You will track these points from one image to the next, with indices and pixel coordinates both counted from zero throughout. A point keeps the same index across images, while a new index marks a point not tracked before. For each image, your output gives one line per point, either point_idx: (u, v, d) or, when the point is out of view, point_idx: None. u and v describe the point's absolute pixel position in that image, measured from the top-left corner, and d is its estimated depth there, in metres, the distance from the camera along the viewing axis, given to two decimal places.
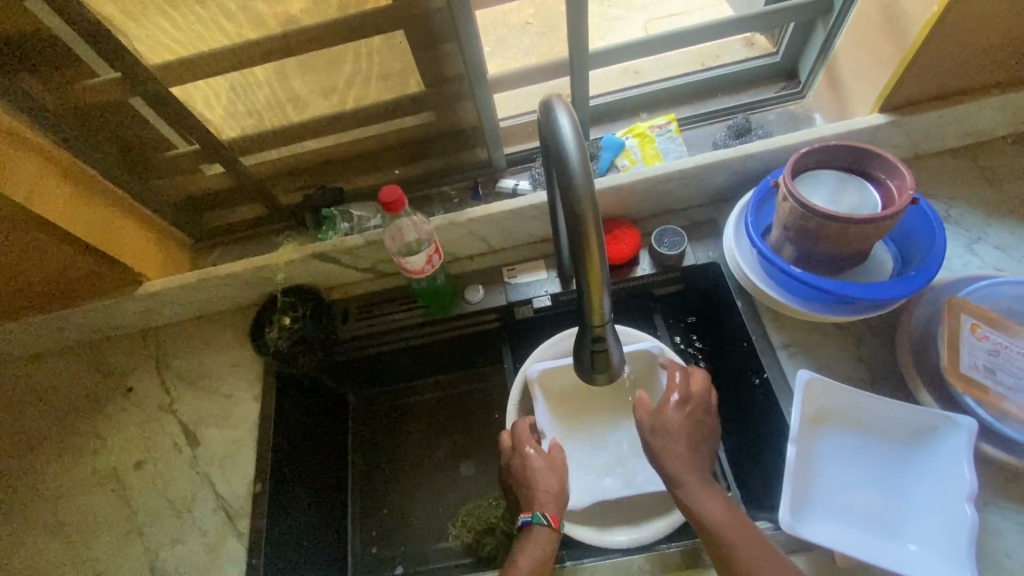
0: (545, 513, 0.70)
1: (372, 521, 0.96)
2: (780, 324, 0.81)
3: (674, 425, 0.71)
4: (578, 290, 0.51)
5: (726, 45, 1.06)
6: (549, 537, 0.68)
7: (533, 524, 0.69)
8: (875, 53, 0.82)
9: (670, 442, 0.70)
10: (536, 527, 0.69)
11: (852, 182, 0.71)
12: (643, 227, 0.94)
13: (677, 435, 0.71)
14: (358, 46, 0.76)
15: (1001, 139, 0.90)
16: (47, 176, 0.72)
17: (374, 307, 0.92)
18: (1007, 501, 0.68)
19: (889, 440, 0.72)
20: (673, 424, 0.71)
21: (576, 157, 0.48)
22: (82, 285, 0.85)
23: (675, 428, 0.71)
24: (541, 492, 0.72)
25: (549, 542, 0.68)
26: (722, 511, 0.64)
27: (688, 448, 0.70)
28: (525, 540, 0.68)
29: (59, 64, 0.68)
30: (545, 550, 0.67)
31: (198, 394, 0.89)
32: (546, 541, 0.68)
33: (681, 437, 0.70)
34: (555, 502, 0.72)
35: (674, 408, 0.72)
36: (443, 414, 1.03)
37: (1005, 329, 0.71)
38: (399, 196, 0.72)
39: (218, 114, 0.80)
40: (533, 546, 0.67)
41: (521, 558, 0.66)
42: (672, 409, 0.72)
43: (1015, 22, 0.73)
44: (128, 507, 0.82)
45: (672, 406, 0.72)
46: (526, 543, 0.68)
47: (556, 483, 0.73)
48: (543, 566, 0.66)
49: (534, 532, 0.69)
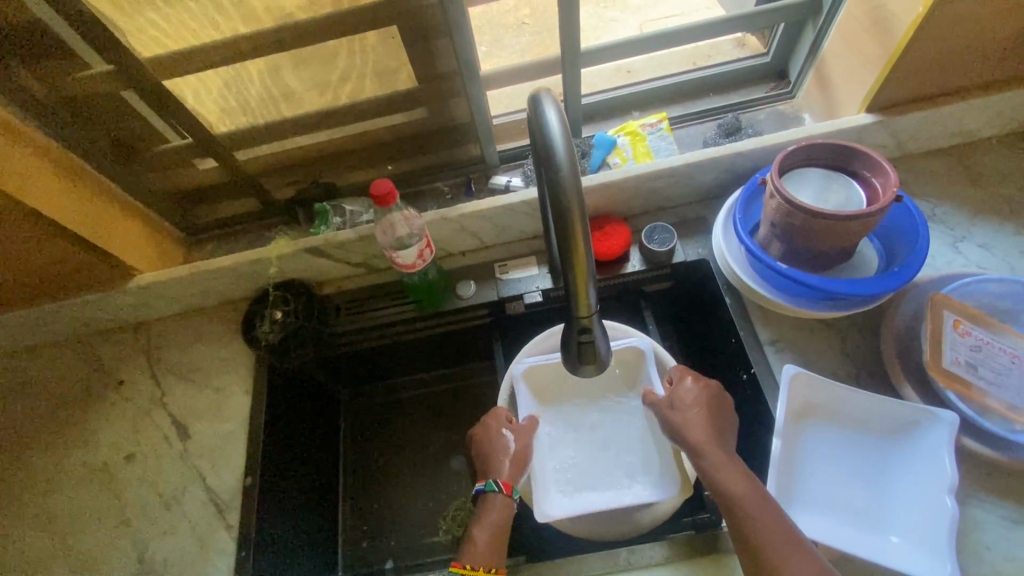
0: (497, 481, 0.72)
1: (363, 516, 0.96)
2: (767, 320, 0.82)
3: (691, 398, 0.73)
4: (565, 282, 0.51)
5: (717, 46, 1.07)
6: (503, 503, 0.70)
7: (486, 493, 0.71)
8: (862, 54, 0.83)
9: (689, 414, 0.71)
10: (490, 496, 0.71)
11: (837, 181, 0.72)
12: (633, 224, 0.94)
13: (694, 407, 0.72)
14: (351, 42, 0.76)
15: (986, 140, 0.92)
16: (38, 168, 0.72)
17: (366, 303, 0.94)
18: (987, 494, 0.69)
19: (873, 433, 0.73)
20: (689, 397, 0.73)
21: (563, 150, 0.49)
22: (73, 278, 0.85)
23: (691, 401, 0.72)
24: (497, 461, 0.74)
25: (502, 509, 0.69)
26: (741, 482, 0.63)
27: (707, 419, 0.70)
28: (480, 511, 0.70)
29: (51, 57, 0.69)
30: (500, 516, 0.69)
31: (190, 387, 0.89)
32: (502, 508, 0.69)
33: (698, 408, 0.72)
34: (510, 471, 0.73)
35: (686, 383, 0.74)
36: (434, 409, 1.03)
37: (986, 325, 0.72)
38: (391, 189, 0.73)
39: (211, 108, 0.81)
40: (489, 514, 0.69)
41: (477, 528, 0.68)
42: (688, 384, 0.74)
43: (999, 25, 0.74)
44: (118, 499, 0.83)
45: (688, 383, 0.74)
46: (482, 513, 0.69)
47: (513, 452, 0.74)
48: (500, 532, 0.67)
49: (488, 502, 0.70)
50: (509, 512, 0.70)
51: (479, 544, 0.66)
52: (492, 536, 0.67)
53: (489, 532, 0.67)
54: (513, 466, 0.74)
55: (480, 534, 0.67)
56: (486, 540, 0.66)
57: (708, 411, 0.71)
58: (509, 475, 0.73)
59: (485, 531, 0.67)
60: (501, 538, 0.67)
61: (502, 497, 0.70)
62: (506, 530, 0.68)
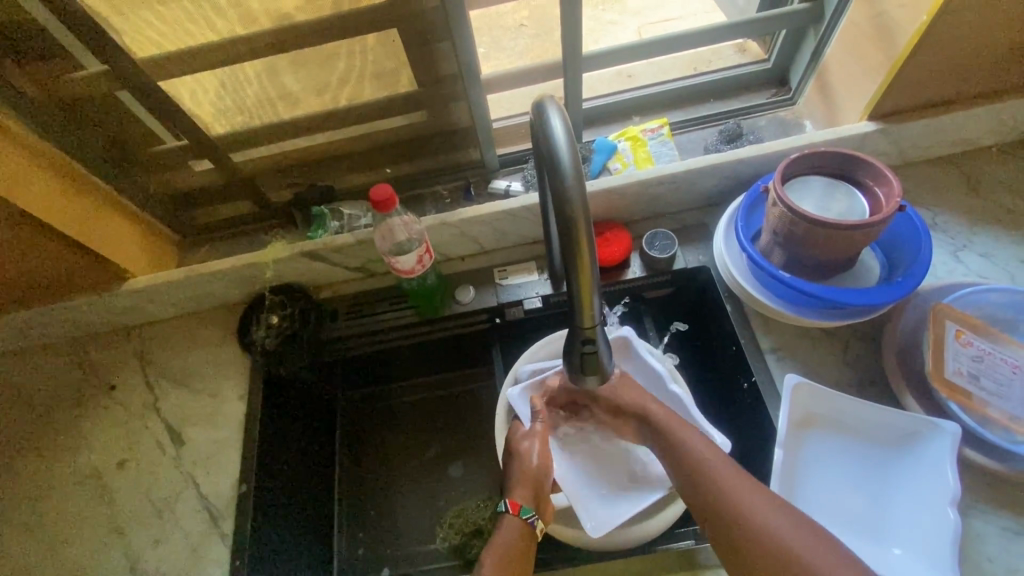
0: (505, 501, 0.69)
1: (359, 523, 0.94)
2: (769, 328, 0.82)
3: (638, 399, 0.70)
4: (569, 292, 0.50)
5: (718, 51, 1.06)
6: (512, 524, 0.66)
7: (497, 515, 0.68)
8: (865, 62, 0.83)
9: (669, 434, 0.67)
10: (502, 518, 0.68)
11: (840, 189, 0.72)
12: (634, 230, 0.94)
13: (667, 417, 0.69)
14: (352, 44, 0.75)
15: (987, 148, 0.91)
16: (30, 170, 0.71)
17: (364, 307, 0.93)
18: (988, 505, 0.69)
19: (874, 443, 0.73)
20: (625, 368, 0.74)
21: (567, 157, 0.47)
22: (65, 281, 0.83)
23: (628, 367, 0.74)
24: (511, 479, 0.71)
25: (510, 532, 0.66)
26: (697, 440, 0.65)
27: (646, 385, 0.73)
28: (492, 535, 0.67)
29: (45, 57, 0.68)
30: (509, 539, 0.66)
31: (184, 392, 0.88)
32: (509, 531, 0.66)
33: (669, 422, 0.68)
34: (524, 491, 0.70)
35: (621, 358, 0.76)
36: (432, 415, 1.02)
37: (988, 335, 0.72)
38: (390, 195, 0.72)
39: (207, 109, 0.80)
40: (499, 538, 0.66)
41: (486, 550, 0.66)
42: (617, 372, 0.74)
43: (1002, 35, 0.74)
44: (109, 506, 0.81)
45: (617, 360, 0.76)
46: (493, 540, 0.66)
47: (535, 474, 0.72)
48: (505, 557, 0.64)
49: (497, 523, 0.68)
50: (518, 535, 0.66)
51: (486, 566, 0.63)
52: (499, 559, 0.64)
53: (494, 555, 0.64)
54: (532, 487, 0.70)
55: (487, 557, 0.65)
56: (493, 563, 0.63)
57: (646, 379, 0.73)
58: (522, 494, 0.69)
59: (491, 553, 0.65)
60: (511, 561, 0.64)
61: (510, 518, 0.67)
62: (515, 555, 0.65)
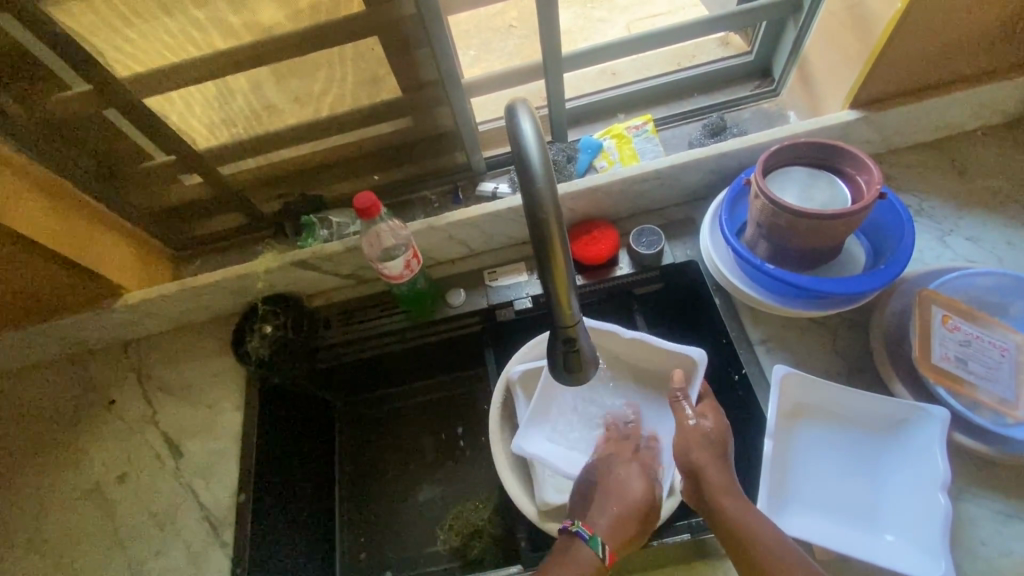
0: (603, 544, 0.65)
1: (361, 527, 0.95)
2: (758, 320, 0.82)
3: (700, 465, 0.68)
4: (546, 292, 0.50)
5: (702, 45, 1.06)
6: (586, 556, 0.64)
7: (587, 540, 0.66)
8: (844, 50, 0.83)
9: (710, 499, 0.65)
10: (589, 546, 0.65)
11: (821, 179, 0.72)
12: (621, 228, 0.94)
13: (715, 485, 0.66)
14: (332, 54, 0.76)
15: (972, 132, 0.91)
16: (21, 192, 0.72)
17: (355, 314, 0.93)
18: (979, 489, 0.69)
19: (864, 431, 0.73)
20: (695, 436, 0.71)
21: (538, 159, 0.48)
22: (60, 298, 0.84)
23: (696, 446, 0.70)
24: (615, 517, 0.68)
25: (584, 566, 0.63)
26: (735, 503, 0.64)
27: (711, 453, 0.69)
28: (569, 551, 0.65)
29: (32, 79, 0.69)
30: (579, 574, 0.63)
31: (182, 405, 0.89)
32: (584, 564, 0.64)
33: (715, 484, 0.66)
34: (620, 535, 0.67)
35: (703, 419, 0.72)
36: (427, 418, 1.02)
37: (973, 319, 0.73)
38: (374, 201, 0.73)
39: (194, 123, 0.81)
40: (572, 562, 0.64)
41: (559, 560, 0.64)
42: (689, 428, 0.72)
43: (980, 16, 0.74)
44: (111, 520, 0.82)
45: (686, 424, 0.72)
46: (568, 556, 0.65)
47: (637, 523, 0.68)
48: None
49: (581, 545, 0.65)
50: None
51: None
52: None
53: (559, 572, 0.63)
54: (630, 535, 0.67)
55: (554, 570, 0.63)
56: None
57: (714, 447, 0.69)
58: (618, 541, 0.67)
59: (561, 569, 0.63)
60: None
61: (598, 560, 0.64)
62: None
